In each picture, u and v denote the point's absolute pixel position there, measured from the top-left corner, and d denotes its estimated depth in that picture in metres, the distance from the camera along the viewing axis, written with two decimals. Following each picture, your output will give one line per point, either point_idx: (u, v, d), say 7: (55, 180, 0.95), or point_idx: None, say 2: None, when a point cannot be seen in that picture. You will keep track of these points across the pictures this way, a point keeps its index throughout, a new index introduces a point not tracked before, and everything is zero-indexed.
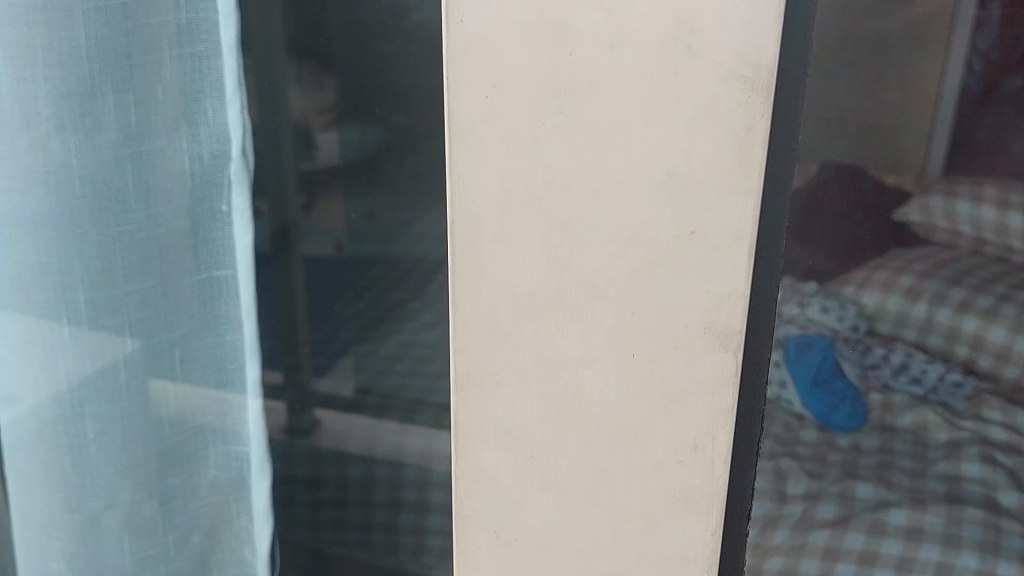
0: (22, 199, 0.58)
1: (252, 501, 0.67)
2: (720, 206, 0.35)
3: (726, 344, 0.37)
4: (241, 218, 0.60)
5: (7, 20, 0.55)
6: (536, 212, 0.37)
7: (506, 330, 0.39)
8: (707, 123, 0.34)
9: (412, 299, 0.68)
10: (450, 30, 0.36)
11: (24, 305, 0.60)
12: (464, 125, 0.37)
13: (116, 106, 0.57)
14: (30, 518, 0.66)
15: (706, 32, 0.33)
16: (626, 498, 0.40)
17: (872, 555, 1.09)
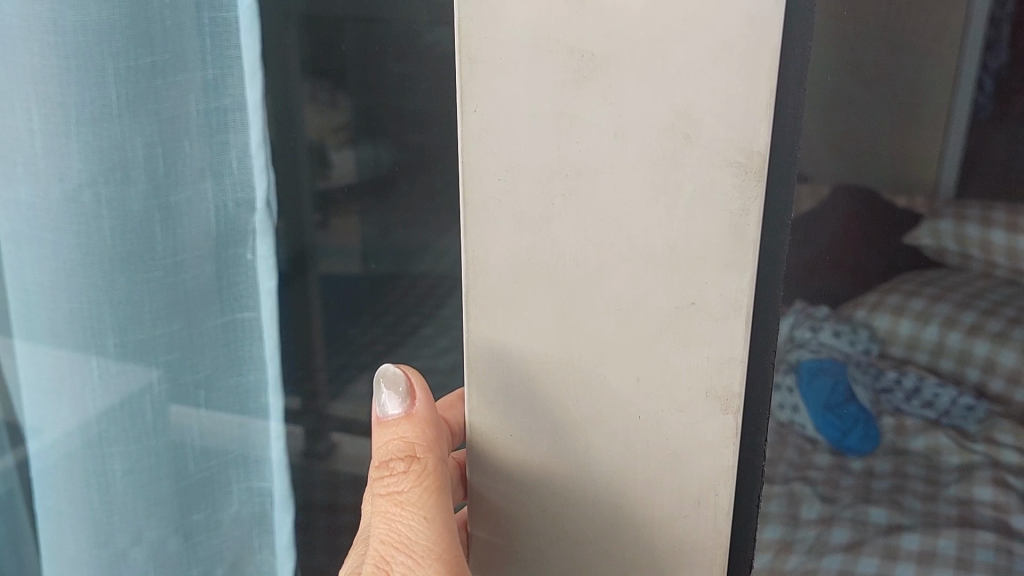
0: (53, 248, 0.60)
1: (272, 540, 0.69)
2: (717, 279, 0.37)
3: (727, 407, 0.39)
4: (265, 265, 0.61)
5: (40, 79, 0.57)
6: (548, 285, 0.39)
7: (519, 392, 0.41)
8: (704, 204, 0.36)
9: (425, 324, 0.66)
10: (466, 118, 0.38)
11: (57, 350, 0.63)
12: (477, 206, 0.39)
13: (145, 159, 0.59)
14: (58, 553, 0.69)
15: (703, 122, 0.35)
16: (634, 549, 0.43)
17: None
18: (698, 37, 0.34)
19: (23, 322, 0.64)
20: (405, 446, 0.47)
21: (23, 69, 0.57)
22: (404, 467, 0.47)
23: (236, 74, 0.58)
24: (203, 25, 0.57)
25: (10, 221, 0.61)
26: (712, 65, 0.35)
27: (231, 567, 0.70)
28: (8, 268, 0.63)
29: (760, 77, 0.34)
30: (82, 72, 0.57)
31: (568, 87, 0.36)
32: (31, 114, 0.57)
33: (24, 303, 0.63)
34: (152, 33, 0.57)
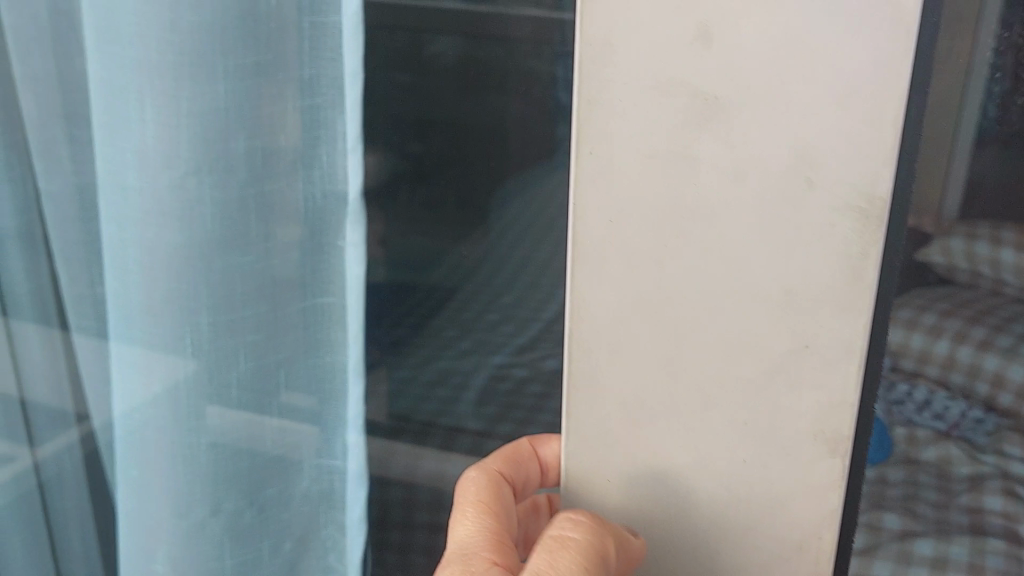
0: (158, 231, 0.65)
1: (344, 523, 0.74)
2: (832, 323, 0.44)
3: (834, 450, 0.47)
4: (355, 253, 0.66)
5: (158, 74, 0.62)
6: (652, 323, 0.47)
7: (628, 408, 0.49)
8: (822, 250, 0.43)
9: (448, 324, 0.80)
10: (580, 158, 0.45)
11: (154, 327, 0.68)
12: (592, 244, 0.47)
13: (245, 150, 0.63)
14: (138, 522, 0.74)
15: (824, 166, 0.42)
16: (730, 562, 0.51)
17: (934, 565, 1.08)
18: (824, 80, 0.40)
19: (121, 300, 0.69)
20: (599, 519, 0.50)
21: (143, 63, 0.62)
22: (587, 520, 0.49)
23: (333, 78, 0.62)
24: (303, 29, 0.61)
25: (116, 203, 0.66)
26: (836, 110, 0.41)
27: (298, 544, 0.74)
28: (111, 247, 0.67)
29: (885, 122, 0.40)
30: (196, 68, 0.61)
31: (686, 146, 0.43)
32: (148, 107, 0.63)
33: (122, 283, 0.68)
34: (258, 33, 0.61)
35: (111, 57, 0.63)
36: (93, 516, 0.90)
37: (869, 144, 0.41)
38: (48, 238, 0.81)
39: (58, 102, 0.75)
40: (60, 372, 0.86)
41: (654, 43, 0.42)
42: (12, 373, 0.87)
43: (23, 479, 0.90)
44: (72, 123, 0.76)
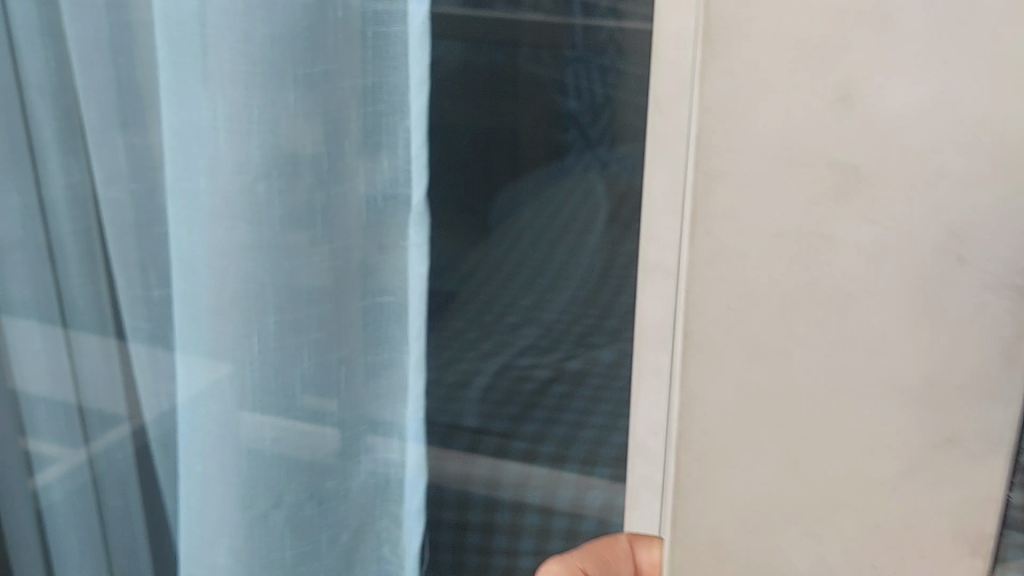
0: (228, 234, 0.68)
1: (402, 513, 0.78)
2: (983, 417, 0.44)
3: (980, 548, 0.46)
4: (418, 253, 0.69)
5: (230, 82, 0.65)
6: (774, 419, 0.46)
7: (743, 502, 0.48)
8: (970, 337, 0.42)
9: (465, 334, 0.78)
10: (695, 236, 0.44)
11: (222, 327, 0.70)
12: (704, 336, 0.46)
13: (312, 156, 0.66)
14: (202, 514, 0.76)
15: (978, 247, 0.41)
16: None
17: None
18: (962, 138, 0.39)
19: (188, 300, 0.72)
20: None
21: (216, 72, 0.65)
22: None
23: (397, 87, 0.65)
24: (367, 38, 0.64)
25: (187, 206, 0.69)
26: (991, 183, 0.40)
27: (355, 536, 0.77)
28: (181, 249, 0.71)
29: None
30: (266, 78, 0.64)
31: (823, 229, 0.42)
32: (219, 116, 0.66)
33: (192, 283, 0.71)
34: (327, 44, 0.64)
35: (185, 67, 0.66)
36: (145, 514, 0.93)
37: (1014, 218, 0.40)
38: (105, 243, 0.83)
39: (116, 108, 0.78)
40: (114, 374, 0.88)
41: (787, 110, 0.41)
42: (68, 376, 0.90)
43: (78, 478, 0.93)
44: (131, 131, 0.78)
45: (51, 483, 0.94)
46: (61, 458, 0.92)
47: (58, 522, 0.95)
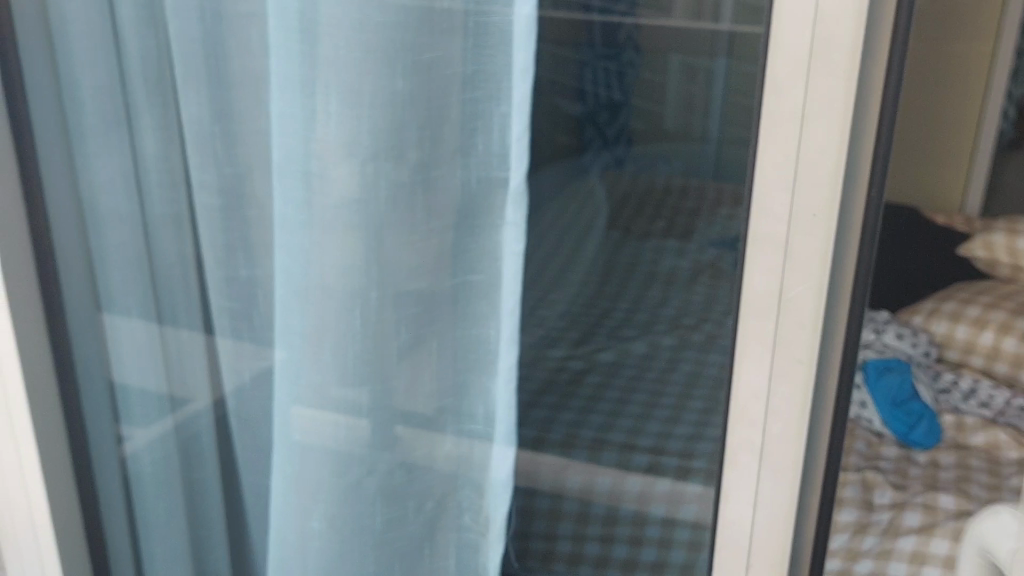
0: (335, 214, 0.73)
1: (488, 485, 0.81)
2: None
3: None
4: (514, 231, 0.72)
5: (341, 71, 0.69)
6: None
7: None
8: None
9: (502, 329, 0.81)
10: None
11: (326, 301, 0.76)
12: None
13: (416, 140, 0.71)
14: (298, 480, 0.82)
15: None
16: None
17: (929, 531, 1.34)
18: None
19: (291, 277, 0.77)
20: None
21: (332, 59, 0.69)
22: None
23: (499, 74, 0.68)
24: (468, 26, 0.68)
25: (296, 186, 0.74)
26: None
27: (439, 504, 0.83)
28: (289, 227, 0.76)
29: None
30: (377, 65, 0.69)
31: None
32: (332, 101, 0.70)
33: (299, 260, 0.76)
34: (436, 34, 0.68)
35: (298, 55, 0.70)
36: (228, 487, 0.94)
37: None
38: (196, 227, 0.84)
39: (203, 83, 0.79)
40: (200, 352, 0.89)
41: None
42: (161, 351, 0.90)
43: (168, 454, 0.93)
44: (229, 117, 0.80)
45: (140, 460, 0.94)
46: (150, 425, 0.92)
47: (144, 498, 0.95)
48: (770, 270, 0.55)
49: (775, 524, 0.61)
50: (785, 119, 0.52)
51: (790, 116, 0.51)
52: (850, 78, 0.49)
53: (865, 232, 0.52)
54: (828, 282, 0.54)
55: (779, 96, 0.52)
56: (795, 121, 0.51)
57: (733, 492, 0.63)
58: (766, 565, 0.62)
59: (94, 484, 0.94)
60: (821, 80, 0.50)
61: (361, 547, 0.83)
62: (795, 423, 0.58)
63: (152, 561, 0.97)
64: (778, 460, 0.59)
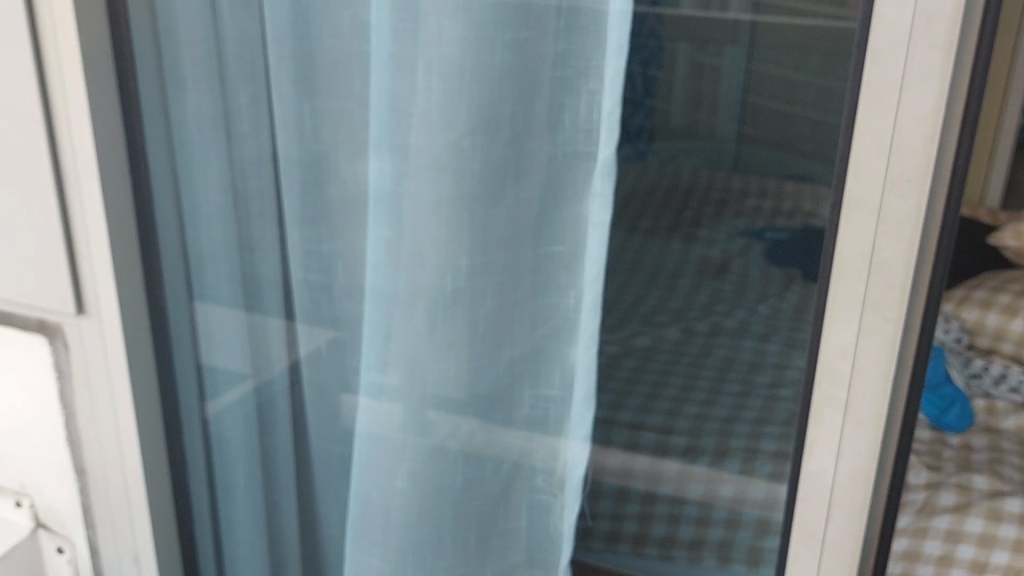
0: (432, 185, 0.77)
1: (564, 447, 0.85)
2: None
3: None
4: (601, 203, 0.75)
5: (443, 49, 0.73)
6: None
7: None
8: None
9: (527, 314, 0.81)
10: None
11: (419, 270, 0.80)
12: None
13: (511, 115, 0.75)
14: (386, 440, 0.88)
15: None
16: None
17: (964, 510, 1.41)
18: None
19: (386, 245, 0.81)
20: None
21: (434, 37, 0.73)
22: None
23: (593, 53, 0.71)
24: (562, 7, 0.71)
25: (396, 159, 0.78)
26: None
27: (514, 466, 0.87)
28: (384, 199, 0.80)
29: None
30: (477, 43, 0.73)
31: None
32: (434, 76, 0.74)
33: (395, 230, 0.80)
34: (532, 14, 0.72)
35: (402, 33, 0.74)
36: (301, 455, 0.98)
37: None
38: (281, 204, 0.88)
39: (290, 59, 0.82)
40: (278, 324, 0.93)
41: None
42: (245, 323, 0.94)
43: (248, 422, 0.97)
44: (312, 97, 0.83)
45: (224, 428, 0.98)
46: (235, 387, 0.96)
47: (227, 464, 0.99)
48: (864, 232, 0.62)
49: (856, 476, 0.69)
50: (885, 89, 0.58)
51: (890, 83, 0.58)
52: (950, 50, 0.56)
53: (950, 194, 0.60)
54: (918, 242, 0.60)
55: (881, 67, 0.58)
56: (895, 89, 0.58)
57: (817, 445, 0.70)
58: (846, 513, 0.70)
59: (182, 453, 0.97)
60: (923, 50, 0.56)
61: (442, 506, 0.89)
62: (880, 380, 0.65)
63: (232, 524, 1.02)
64: (861, 415, 0.67)
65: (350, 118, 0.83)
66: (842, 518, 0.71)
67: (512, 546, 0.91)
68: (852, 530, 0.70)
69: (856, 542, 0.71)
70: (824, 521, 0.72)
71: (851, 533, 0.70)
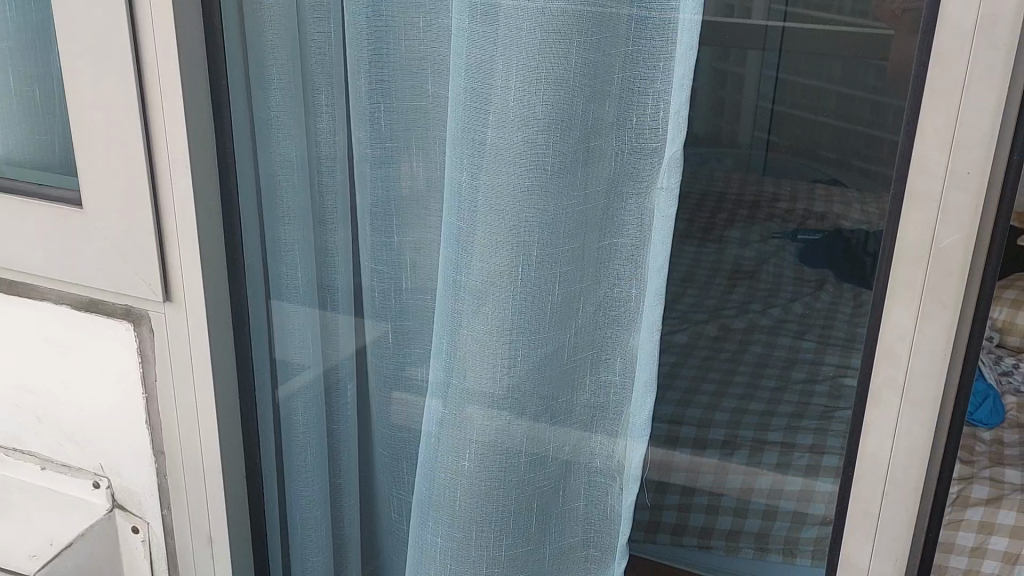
0: (506, 179, 0.82)
1: (623, 431, 0.89)
2: None
3: None
4: (666, 195, 0.79)
5: (522, 51, 0.78)
6: None
7: None
8: None
9: (590, 304, 0.86)
10: None
11: (491, 260, 0.85)
12: None
13: (583, 114, 0.79)
14: (452, 424, 0.92)
15: None
16: None
17: (999, 499, 1.68)
18: None
19: (461, 238, 0.86)
20: None
21: (514, 40, 0.78)
22: None
23: (662, 55, 0.76)
24: (632, 11, 0.76)
25: (471, 154, 0.83)
26: None
27: (574, 449, 0.91)
28: (459, 194, 0.85)
29: None
30: (555, 47, 0.77)
31: None
32: (512, 77, 0.79)
33: (468, 222, 0.85)
34: (605, 18, 0.76)
35: (482, 36, 0.79)
36: (365, 438, 1.04)
37: None
38: (352, 197, 0.93)
39: (365, 58, 0.87)
40: (347, 317, 0.98)
41: None
42: (317, 315, 0.99)
43: (315, 409, 1.02)
44: (387, 97, 0.88)
45: (292, 412, 1.03)
46: (303, 371, 1.01)
47: (292, 449, 1.04)
48: (925, 221, 0.68)
49: (912, 455, 0.74)
50: (948, 87, 0.64)
51: (953, 81, 0.64)
52: (1009, 50, 0.62)
53: (1006, 185, 0.66)
54: (975, 229, 0.66)
55: (945, 67, 0.64)
56: (957, 87, 0.64)
57: (874, 426, 0.75)
58: (901, 492, 0.75)
59: (256, 431, 1.05)
60: (986, 49, 0.62)
61: (506, 488, 0.93)
62: (936, 362, 0.71)
63: (295, 509, 1.07)
64: (917, 397, 0.72)
65: (422, 119, 0.88)
66: (898, 496, 0.76)
67: (570, 529, 0.95)
68: (906, 506, 0.76)
69: (911, 518, 0.76)
70: (879, 498, 0.77)
71: (906, 510, 0.76)
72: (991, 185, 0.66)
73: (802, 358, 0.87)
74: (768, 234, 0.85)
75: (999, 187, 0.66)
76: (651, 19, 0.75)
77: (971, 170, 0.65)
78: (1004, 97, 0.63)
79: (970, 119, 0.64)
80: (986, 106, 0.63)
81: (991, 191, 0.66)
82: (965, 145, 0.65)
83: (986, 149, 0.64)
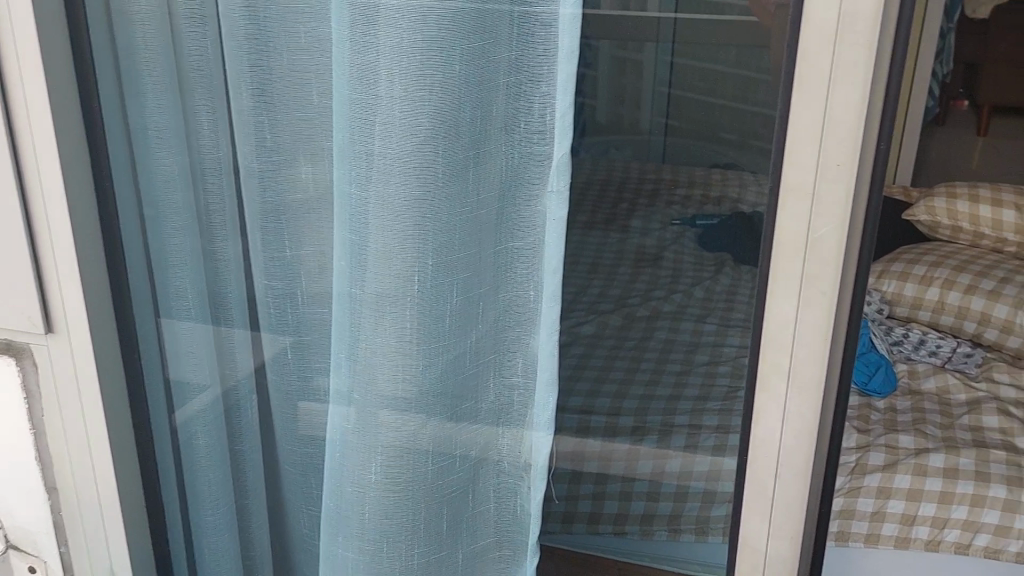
0: (397, 188, 0.81)
1: (530, 430, 0.89)
2: None
3: None
4: (556, 198, 0.80)
5: (406, 57, 0.77)
6: None
7: None
8: None
9: (488, 307, 0.85)
10: None
11: (387, 271, 0.84)
12: None
13: (471, 119, 0.79)
14: (358, 436, 0.91)
15: None
16: None
17: (894, 463, 1.77)
18: None
19: (356, 249, 0.85)
20: None
21: (396, 46, 0.77)
22: None
23: (546, 58, 0.76)
24: (514, 16, 0.76)
25: (360, 164, 0.82)
26: None
27: (481, 452, 0.91)
28: (350, 205, 0.83)
29: None
30: (438, 52, 0.76)
31: None
32: (397, 84, 0.78)
33: (362, 233, 0.84)
34: (487, 23, 0.76)
35: (364, 43, 0.78)
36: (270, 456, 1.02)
37: None
38: (241, 208, 0.90)
39: (247, 68, 0.84)
40: (244, 334, 0.95)
41: None
42: (212, 334, 0.96)
43: (216, 430, 1.00)
44: (271, 108, 0.85)
45: (192, 435, 1.00)
46: (202, 393, 0.98)
47: (196, 473, 1.01)
48: (800, 213, 0.70)
49: (800, 437, 0.77)
50: (815, 83, 0.67)
51: (819, 78, 0.66)
52: (870, 47, 0.65)
53: (872, 175, 0.69)
54: (848, 219, 0.69)
55: (812, 64, 0.66)
56: (823, 83, 0.66)
57: (765, 411, 0.78)
58: (792, 473, 0.78)
59: (155, 458, 1.01)
60: (848, 47, 0.65)
61: (415, 496, 0.92)
62: (818, 347, 0.73)
63: (202, 532, 1.04)
64: (803, 382, 0.75)
65: (307, 128, 0.85)
66: (789, 477, 0.79)
67: (482, 530, 0.95)
68: (797, 486, 0.79)
69: (802, 497, 0.79)
70: (772, 480, 0.80)
71: (797, 490, 0.79)
72: (859, 175, 0.69)
73: (704, 342, 0.89)
74: (669, 222, 0.88)
75: (866, 177, 0.69)
76: (533, 23, 0.75)
77: (840, 163, 0.68)
78: (868, 91, 0.66)
79: (837, 114, 0.67)
80: (852, 101, 0.66)
81: (859, 181, 0.69)
82: (834, 139, 0.67)
83: (853, 142, 0.67)
